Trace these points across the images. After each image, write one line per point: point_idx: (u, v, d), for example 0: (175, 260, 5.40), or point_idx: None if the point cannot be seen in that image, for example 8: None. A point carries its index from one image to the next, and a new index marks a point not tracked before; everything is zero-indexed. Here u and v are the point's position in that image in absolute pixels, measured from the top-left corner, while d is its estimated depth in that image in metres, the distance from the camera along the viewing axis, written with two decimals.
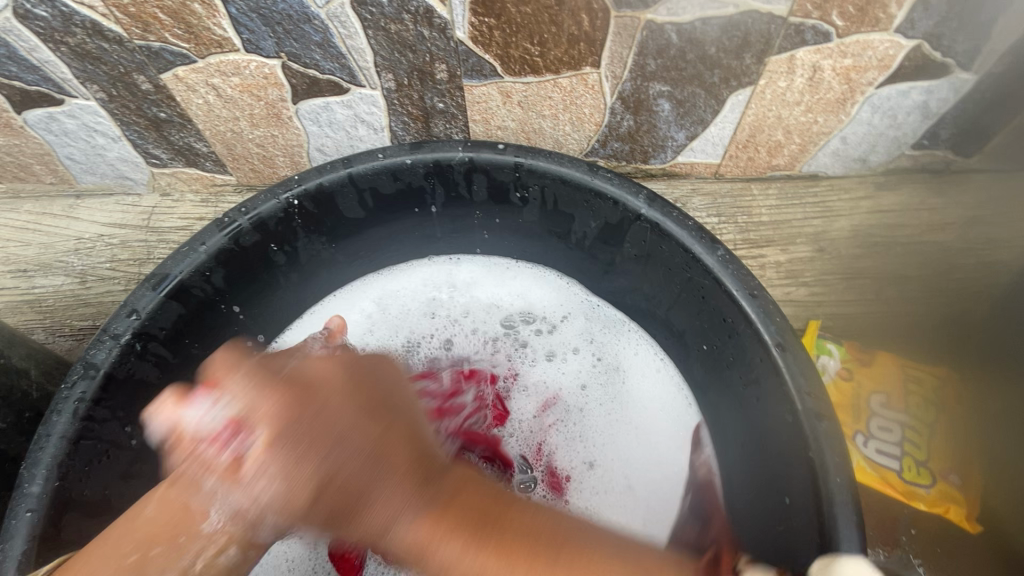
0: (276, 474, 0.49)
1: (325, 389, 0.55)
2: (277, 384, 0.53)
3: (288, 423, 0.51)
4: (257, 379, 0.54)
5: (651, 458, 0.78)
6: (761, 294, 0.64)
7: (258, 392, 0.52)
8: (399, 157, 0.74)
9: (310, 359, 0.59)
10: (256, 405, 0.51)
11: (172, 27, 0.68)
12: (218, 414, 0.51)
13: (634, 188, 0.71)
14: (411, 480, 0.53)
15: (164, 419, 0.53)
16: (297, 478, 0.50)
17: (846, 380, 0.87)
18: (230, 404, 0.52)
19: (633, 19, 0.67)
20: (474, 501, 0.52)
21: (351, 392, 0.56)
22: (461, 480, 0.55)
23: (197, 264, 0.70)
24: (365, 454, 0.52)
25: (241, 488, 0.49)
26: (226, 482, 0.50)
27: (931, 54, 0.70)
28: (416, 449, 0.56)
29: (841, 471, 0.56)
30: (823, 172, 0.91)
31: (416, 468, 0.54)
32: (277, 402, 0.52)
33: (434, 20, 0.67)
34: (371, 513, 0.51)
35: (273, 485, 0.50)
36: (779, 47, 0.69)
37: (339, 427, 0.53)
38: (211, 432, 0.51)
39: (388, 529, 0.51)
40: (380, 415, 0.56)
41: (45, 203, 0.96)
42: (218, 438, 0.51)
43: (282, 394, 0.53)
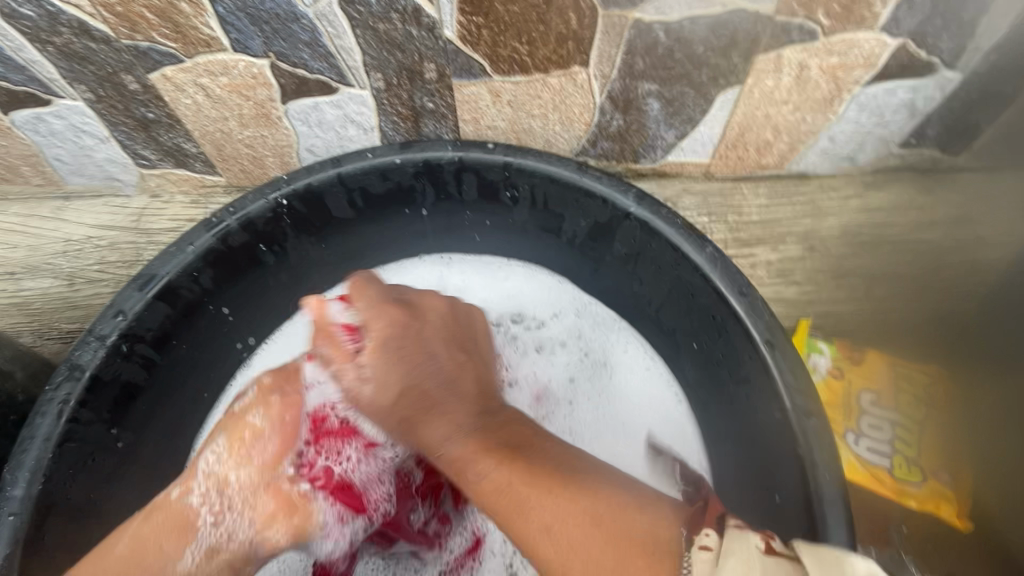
0: (383, 367, 0.69)
1: (427, 321, 0.73)
2: (392, 306, 0.72)
3: (397, 335, 0.70)
4: (378, 301, 0.71)
5: (642, 454, 0.78)
6: (749, 292, 0.65)
7: (378, 310, 0.70)
8: (388, 157, 0.73)
9: (423, 294, 0.77)
10: (375, 316, 0.70)
11: (160, 26, 0.68)
12: (346, 316, 0.71)
13: (623, 187, 0.71)
14: (474, 408, 0.67)
15: (309, 313, 0.70)
16: (392, 381, 0.69)
17: (836, 378, 0.87)
18: (357, 315, 0.70)
19: (621, 18, 0.67)
20: (513, 436, 0.63)
21: (444, 332, 0.73)
22: (511, 421, 0.66)
23: (185, 264, 0.69)
24: (446, 375, 0.69)
25: (353, 376, 0.70)
26: (342, 366, 0.70)
27: (916, 53, 0.71)
28: (482, 389, 0.71)
29: (830, 469, 0.56)
30: (812, 171, 0.91)
31: (478, 402, 0.68)
32: (388, 319, 0.70)
33: (422, 20, 0.68)
34: (435, 422, 0.66)
35: (378, 379, 0.69)
36: (766, 46, 0.70)
37: (428, 352, 0.71)
38: (340, 330, 0.70)
39: (444, 440, 0.65)
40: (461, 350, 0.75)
41: (32, 205, 0.95)
42: (343, 340, 0.70)
43: (395, 313, 0.71)
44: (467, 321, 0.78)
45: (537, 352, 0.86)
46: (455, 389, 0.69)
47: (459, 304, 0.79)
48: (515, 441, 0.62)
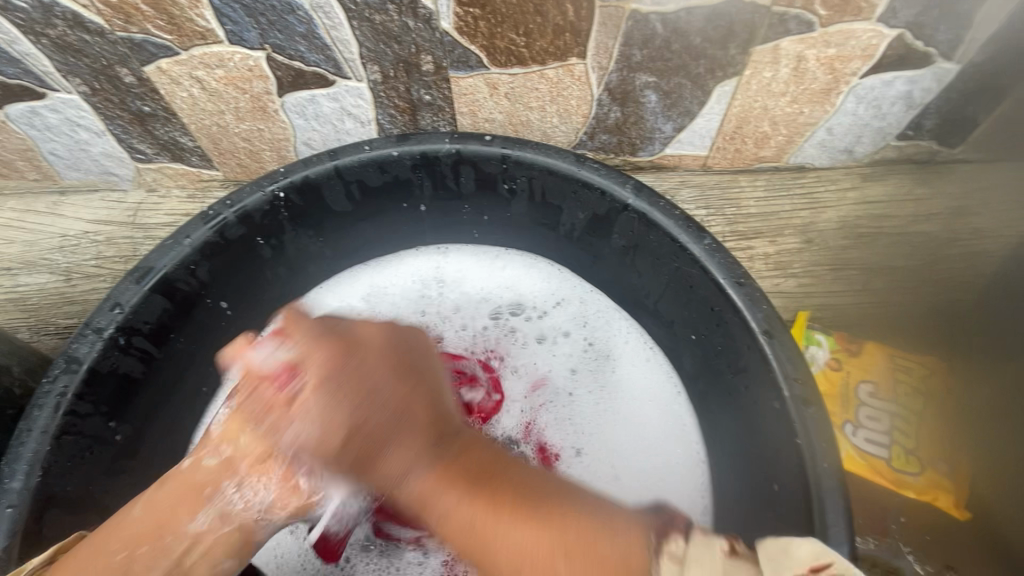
0: (321, 411, 0.56)
1: (367, 349, 0.60)
2: (328, 337, 0.59)
3: (331, 376, 0.57)
4: (314, 332, 0.60)
5: (641, 445, 0.78)
6: (747, 282, 0.65)
7: (313, 342, 0.59)
8: (385, 149, 0.73)
9: (359, 321, 0.64)
10: (309, 353, 0.58)
11: (154, 18, 0.68)
12: (277, 355, 0.59)
13: (621, 178, 0.71)
14: (433, 434, 0.58)
15: (234, 357, 0.60)
16: (334, 416, 0.56)
17: (835, 369, 0.87)
18: (291, 349, 0.59)
19: (617, 9, 0.67)
20: (480, 460, 0.58)
21: (389, 356, 0.61)
22: (472, 443, 0.60)
23: (182, 257, 0.69)
24: (394, 410, 0.58)
25: (293, 421, 0.57)
26: (283, 415, 0.58)
27: (913, 44, 0.71)
28: (437, 411, 0.60)
29: (828, 457, 0.56)
30: (809, 164, 0.91)
31: (435, 429, 0.59)
32: (328, 351, 0.58)
33: (419, 11, 0.67)
34: (388, 460, 0.56)
35: (314, 418, 0.56)
36: (763, 37, 0.70)
37: (370, 385, 0.58)
38: (271, 372, 0.59)
39: (400, 476, 0.56)
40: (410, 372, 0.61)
41: (28, 200, 0.95)
42: (277, 377, 0.58)
43: (328, 346, 0.59)
44: (412, 345, 0.64)
45: (536, 345, 0.85)
46: (409, 420, 0.58)
47: (401, 324, 0.66)
48: (479, 469, 0.57)
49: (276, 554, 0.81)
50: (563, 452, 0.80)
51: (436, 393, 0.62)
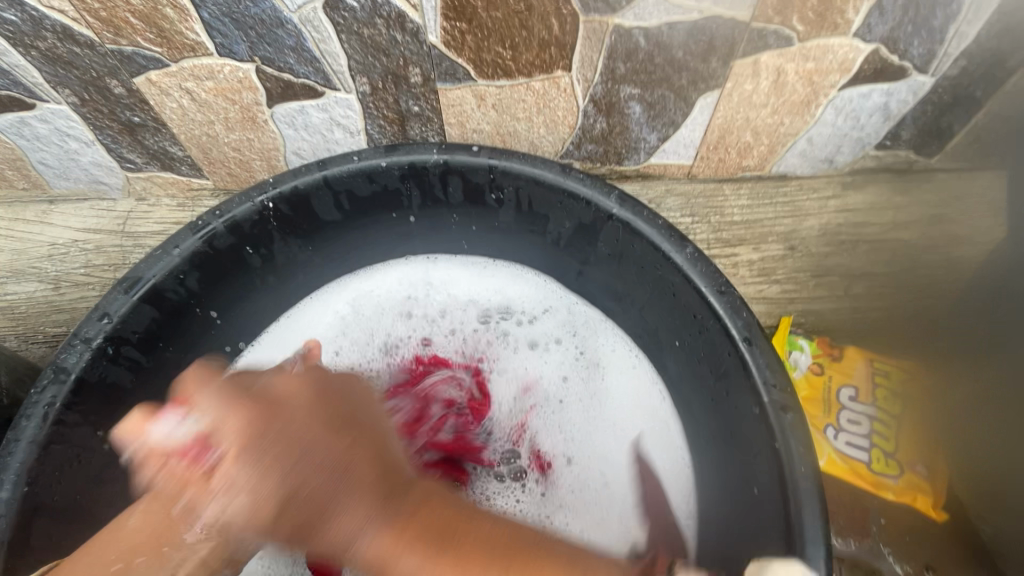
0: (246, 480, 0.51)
1: (290, 407, 0.55)
2: (244, 400, 0.55)
3: (257, 435, 0.52)
4: (225, 395, 0.55)
5: (627, 450, 0.79)
6: (729, 290, 0.66)
7: (224, 409, 0.54)
8: (373, 160, 0.75)
9: (277, 376, 0.60)
10: (222, 421, 0.53)
11: (144, 31, 0.68)
12: (186, 428, 0.53)
13: (605, 189, 0.72)
14: (381, 493, 0.53)
15: (132, 439, 0.54)
16: (260, 485, 0.50)
17: (817, 374, 0.89)
18: (199, 418, 0.53)
19: (601, 24, 0.69)
20: (432, 515, 0.53)
21: (316, 408, 0.57)
22: (426, 493, 0.56)
23: (171, 267, 0.70)
24: (337, 471, 0.53)
25: (212, 498, 0.50)
26: (199, 490, 0.51)
27: (888, 58, 0.73)
28: (381, 467, 0.56)
29: (805, 461, 0.58)
30: (791, 173, 0.93)
31: (383, 484, 0.54)
32: (244, 416, 0.53)
33: (407, 25, 0.68)
34: (334, 529, 0.51)
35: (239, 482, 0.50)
36: (743, 51, 0.71)
37: (323, 416, 0.57)
38: (180, 446, 0.53)
39: (349, 543, 0.51)
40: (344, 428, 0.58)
41: (17, 209, 0.95)
42: (187, 452, 0.53)
43: (248, 409, 0.54)
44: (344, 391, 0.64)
45: (526, 354, 0.86)
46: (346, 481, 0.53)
47: (330, 377, 0.64)
48: (435, 523, 0.52)
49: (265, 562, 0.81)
50: (553, 457, 0.81)
51: (375, 449, 0.58)
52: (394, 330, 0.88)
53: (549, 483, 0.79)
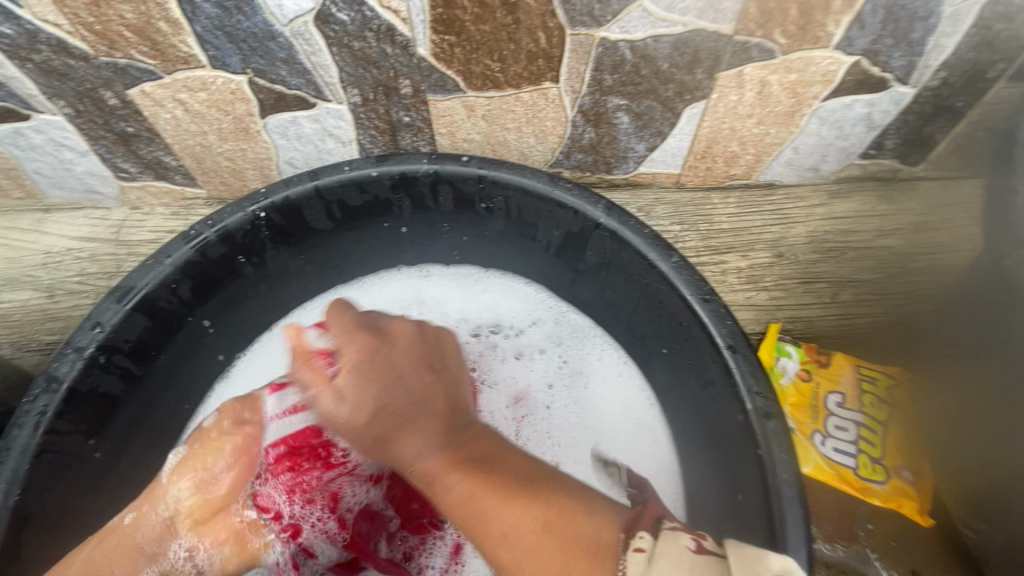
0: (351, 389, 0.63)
1: (398, 341, 0.66)
2: (363, 330, 0.67)
3: (365, 355, 0.65)
4: (350, 325, 0.67)
5: (615, 458, 0.80)
6: (713, 298, 0.67)
7: (349, 334, 0.66)
8: (365, 170, 0.75)
9: (391, 317, 0.71)
10: (345, 344, 0.66)
11: (138, 44, 0.69)
12: (321, 341, 0.69)
13: (593, 198, 0.73)
14: (447, 420, 0.62)
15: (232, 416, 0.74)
16: (363, 397, 0.63)
17: (805, 381, 0.90)
18: (329, 337, 0.68)
19: (588, 37, 0.70)
20: (480, 451, 0.59)
21: (417, 348, 0.67)
22: (481, 433, 0.62)
23: (163, 276, 0.70)
24: (416, 392, 0.63)
25: (327, 397, 0.64)
26: (321, 392, 0.65)
27: (870, 69, 0.74)
28: (453, 399, 0.65)
29: (788, 467, 0.59)
30: (778, 181, 0.95)
31: (449, 416, 0.62)
32: (362, 345, 0.65)
33: (397, 38, 0.70)
34: (403, 444, 0.60)
35: (346, 391, 0.63)
36: (727, 63, 0.73)
37: (383, 385, 0.63)
38: (318, 350, 0.69)
39: (411, 460, 0.59)
40: (420, 369, 0.66)
41: (12, 217, 0.96)
42: (317, 356, 0.68)
43: (363, 338, 0.65)
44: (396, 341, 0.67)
45: (514, 363, 0.87)
46: (427, 405, 0.62)
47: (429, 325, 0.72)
48: (483, 454, 0.59)
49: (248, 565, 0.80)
50: None
51: (452, 385, 0.67)
52: None
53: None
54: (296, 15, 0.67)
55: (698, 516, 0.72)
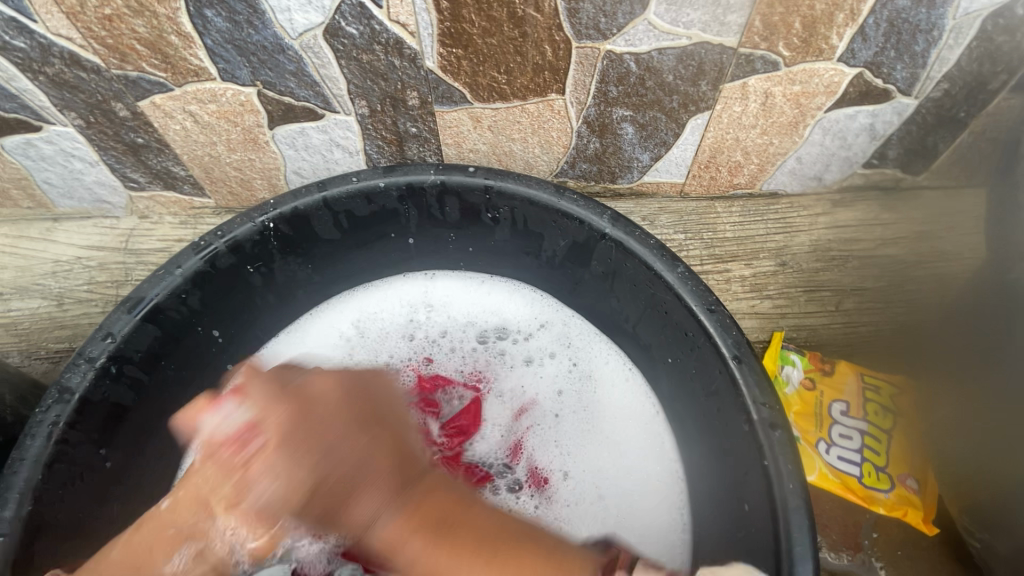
0: (283, 491, 0.53)
1: (324, 405, 0.57)
2: (286, 398, 0.56)
3: (292, 429, 0.54)
4: (274, 390, 0.57)
5: (623, 466, 0.80)
6: (718, 308, 0.68)
7: (271, 401, 0.56)
8: (372, 181, 0.76)
9: (315, 374, 0.61)
10: (266, 413, 0.55)
11: (150, 57, 0.70)
12: (238, 417, 0.56)
13: (598, 209, 0.74)
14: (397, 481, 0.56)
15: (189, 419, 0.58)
16: (304, 497, 0.52)
17: (810, 389, 0.90)
18: (248, 409, 0.55)
19: (593, 49, 0.71)
20: (439, 502, 0.56)
21: (345, 406, 0.58)
22: (436, 485, 0.58)
23: (173, 287, 0.71)
24: (357, 455, 0.55)
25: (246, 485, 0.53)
26: (240, 484, 0.53)
27: (873, 81, 0.75)
28: (401, 452, 0.59)
29: (794, 477, 0.59)
30: (781, 190, 0.96)
31: (398, 475, 0.56)
32: (286, 416, 0.55)
33: (404, 51, 0.71)
34: (355, 511, 0.53)
35: (275, 493, 0.52)
36: (731, 75, 0.74)
37: (308, 486, 0.53)
38: (229, 434, 0.55)
39: (365, 528, 0.53)
40: (338, 476, 0.54)
41: (22, 227, 0.97)
42: (234, 439, 0.55)
43: (284, 408, 0.55)
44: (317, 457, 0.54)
45: (522, 370, 0.88)
46: (367, 478, 0.55)
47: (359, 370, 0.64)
48: (441, 517, 0.54)
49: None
50: (550, 472, 0.81)
51: (397, 441, 0.59)
52: (395, 346, 0.90)
53: (545, 497, 0.80)
54: (306, 28, 0.68)
55: (703, 521, 0.73)
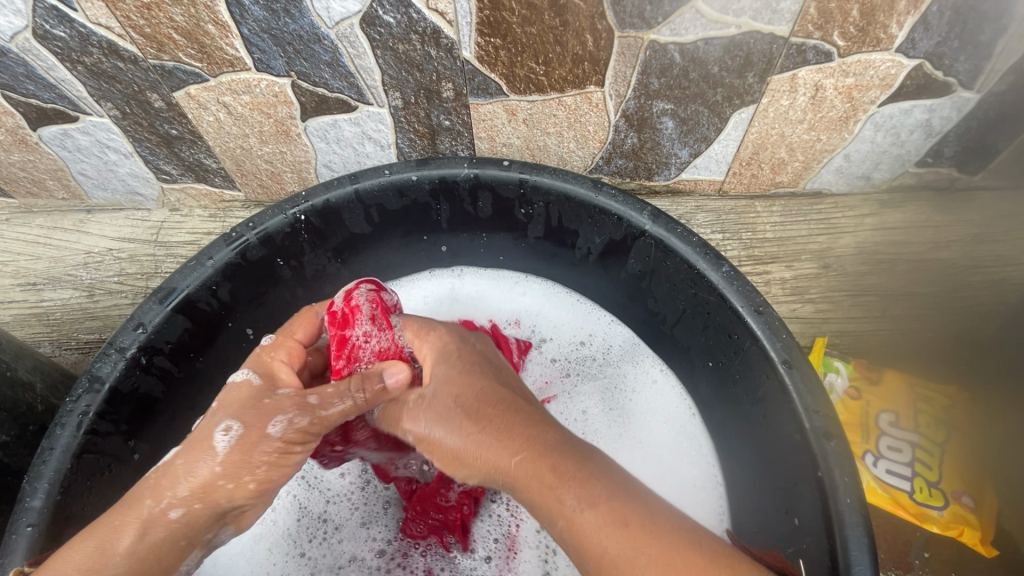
0: (461, 371, 0.59)
1: (463, 364, 0.60)
2: (428, 338, 0.64)
3: (451, 355, 0.61)
4: (426, 328, 0.66)
5: (657, 469, 0.77)
6: (766, 310, 0.64)
7: (428, 334, 0.65)
8: (405, 174, 0.75)
9: (441, 351, 0.62)
10: (433, 343, 0.63)
11: (186, 47, 0.70)
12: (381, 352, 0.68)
13: (638, 205, 0.71)
14: (532, 431, 0.53)
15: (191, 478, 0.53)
16: (477, 374, 0.58)
17: (854, 398, 0.85)
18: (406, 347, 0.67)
19: (636, 39, 0.68)
20: (557, 451, 0.51)
21: (448, 371, 0.59)
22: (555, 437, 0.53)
23: (204, 277, 0.70)
24: (495, 395, 0.57)
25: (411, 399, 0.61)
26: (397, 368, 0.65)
27: (933, 73, 0.71)
28: (524, 415, 0.55)
29: (850, 491, 0.55)
30: (826, 190, 0.92)
31: (526, 431, 0.53)
32: (436, 347, 0.63)
33: (441, 40, 0.69)
34: (487, 445, 0.54)
35: (459, 365, 0.60)
36: (781, 66, 0.70)
37: (479, 352, 0.62)
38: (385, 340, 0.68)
39: (495, 445, 0.53)
40: (509, 398, 0.56)
41: (56, 218, 0.99)
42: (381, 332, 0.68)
43: (434, 339, 0.64)
44: (487, 349, 0.63)
45: (546, 361, 0.86)
46: (500, 425, 0.54)
47: (465, 344, 0.63)
48: (568, 455, 0.51)
49: (274, 508, 0.76)
50: None
51: (492, 396, 0.56)
52: None
53: None
54: (343, 17, 0.66)
55: (744, 518, 0.70)
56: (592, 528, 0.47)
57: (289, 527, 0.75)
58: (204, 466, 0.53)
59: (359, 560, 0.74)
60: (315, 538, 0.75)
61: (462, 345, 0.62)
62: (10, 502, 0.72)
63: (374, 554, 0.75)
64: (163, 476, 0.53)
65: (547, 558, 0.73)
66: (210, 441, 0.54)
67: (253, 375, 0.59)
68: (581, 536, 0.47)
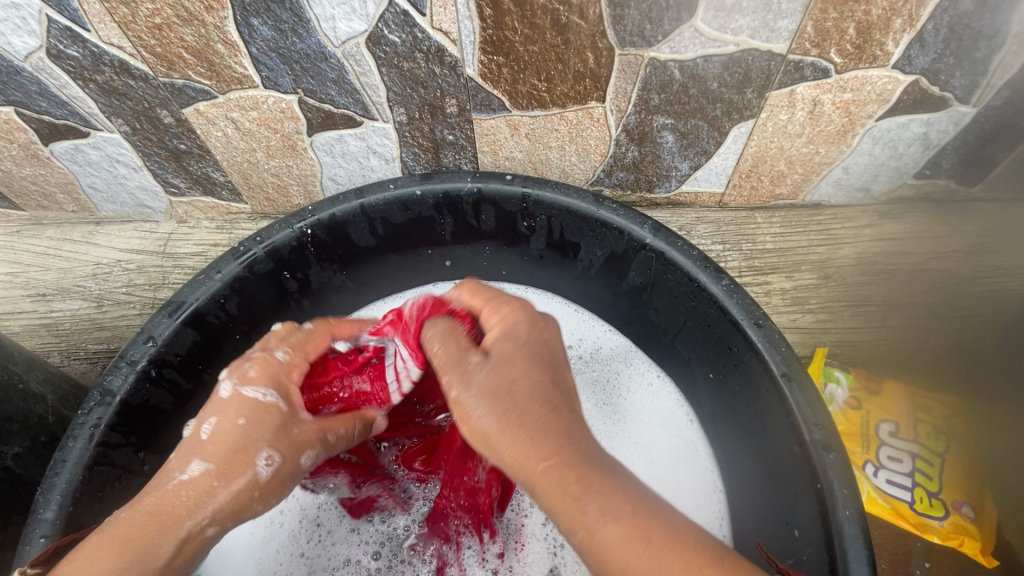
0: (521, 356, 0.53)
1: (525, 350, 0.53)
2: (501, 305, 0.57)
3: (520, 332, 0.54)
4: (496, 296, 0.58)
5: (656, 475, 0.77)
6: (766, 323, 0.65)
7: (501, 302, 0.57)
8: (409, 188, 0.76)
9: (508, 326, 0.55)
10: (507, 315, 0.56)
11: (196, 65, 0.71)
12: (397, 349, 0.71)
13: (639, 219, 0.72)
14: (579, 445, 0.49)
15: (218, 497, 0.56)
16: (541, 361, 0.53)
17: (855, 408, 0.86)
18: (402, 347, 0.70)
19: (637, 57, 0.69)
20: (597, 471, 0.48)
21: (510, 350, 0.53)
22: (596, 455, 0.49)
23: (213, 291, 0.72)
24: (551, 393, 0.51)
25: (460, 368, 0.53)
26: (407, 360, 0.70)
27: (929, 88, 0.72)
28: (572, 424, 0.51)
29: (849, 503, 0.55)
30: (825, 202, 0.93)
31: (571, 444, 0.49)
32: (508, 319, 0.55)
33: (445, 58, 0.70)
34: (525, 444, 0.49)
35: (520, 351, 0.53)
36: (779, 83, 0.71)
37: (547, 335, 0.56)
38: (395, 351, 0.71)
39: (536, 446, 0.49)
40: (560, 404, 0.51)
41: (66, 229, 1.00)
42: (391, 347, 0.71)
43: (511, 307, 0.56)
44: (555, 338, 0.56)
45: None
46: (546, 428, 0.50)
47: (536, 325, 0.56)
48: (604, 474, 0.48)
49: (280, 509, 0.77)
50: None
51: (548, 393, 0.51)
52: None
53: None
54: (349, 36, 0.68)
55: (744, 526, 0.71)
56: (614, 543, 0.45)
57: (292, 528, 0.77)
58: (245, 487, 0.57)
59: (355, 563, 0.75)
60: (314, 539, 0.76)
61: (521, 344, 0.54)
62: (21, 511, 0.73)
63: (370, 557, 0.75)
64: (189, 495, 0.54)
65: (556, 551, 0.75)
66: (252, 463, 0.58)
67: (277, 398, 0.61)
68: (599, 550, 0.45)
